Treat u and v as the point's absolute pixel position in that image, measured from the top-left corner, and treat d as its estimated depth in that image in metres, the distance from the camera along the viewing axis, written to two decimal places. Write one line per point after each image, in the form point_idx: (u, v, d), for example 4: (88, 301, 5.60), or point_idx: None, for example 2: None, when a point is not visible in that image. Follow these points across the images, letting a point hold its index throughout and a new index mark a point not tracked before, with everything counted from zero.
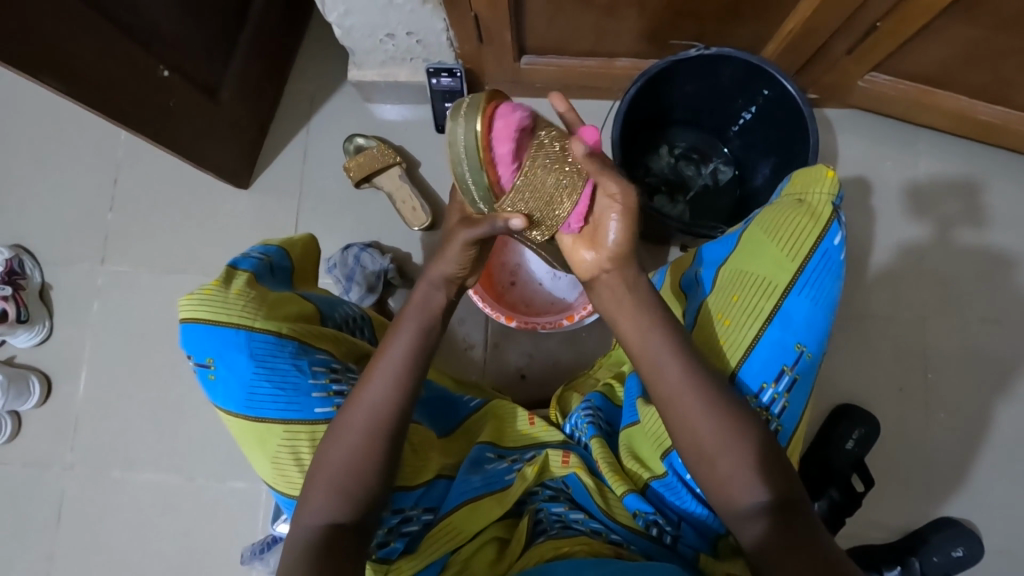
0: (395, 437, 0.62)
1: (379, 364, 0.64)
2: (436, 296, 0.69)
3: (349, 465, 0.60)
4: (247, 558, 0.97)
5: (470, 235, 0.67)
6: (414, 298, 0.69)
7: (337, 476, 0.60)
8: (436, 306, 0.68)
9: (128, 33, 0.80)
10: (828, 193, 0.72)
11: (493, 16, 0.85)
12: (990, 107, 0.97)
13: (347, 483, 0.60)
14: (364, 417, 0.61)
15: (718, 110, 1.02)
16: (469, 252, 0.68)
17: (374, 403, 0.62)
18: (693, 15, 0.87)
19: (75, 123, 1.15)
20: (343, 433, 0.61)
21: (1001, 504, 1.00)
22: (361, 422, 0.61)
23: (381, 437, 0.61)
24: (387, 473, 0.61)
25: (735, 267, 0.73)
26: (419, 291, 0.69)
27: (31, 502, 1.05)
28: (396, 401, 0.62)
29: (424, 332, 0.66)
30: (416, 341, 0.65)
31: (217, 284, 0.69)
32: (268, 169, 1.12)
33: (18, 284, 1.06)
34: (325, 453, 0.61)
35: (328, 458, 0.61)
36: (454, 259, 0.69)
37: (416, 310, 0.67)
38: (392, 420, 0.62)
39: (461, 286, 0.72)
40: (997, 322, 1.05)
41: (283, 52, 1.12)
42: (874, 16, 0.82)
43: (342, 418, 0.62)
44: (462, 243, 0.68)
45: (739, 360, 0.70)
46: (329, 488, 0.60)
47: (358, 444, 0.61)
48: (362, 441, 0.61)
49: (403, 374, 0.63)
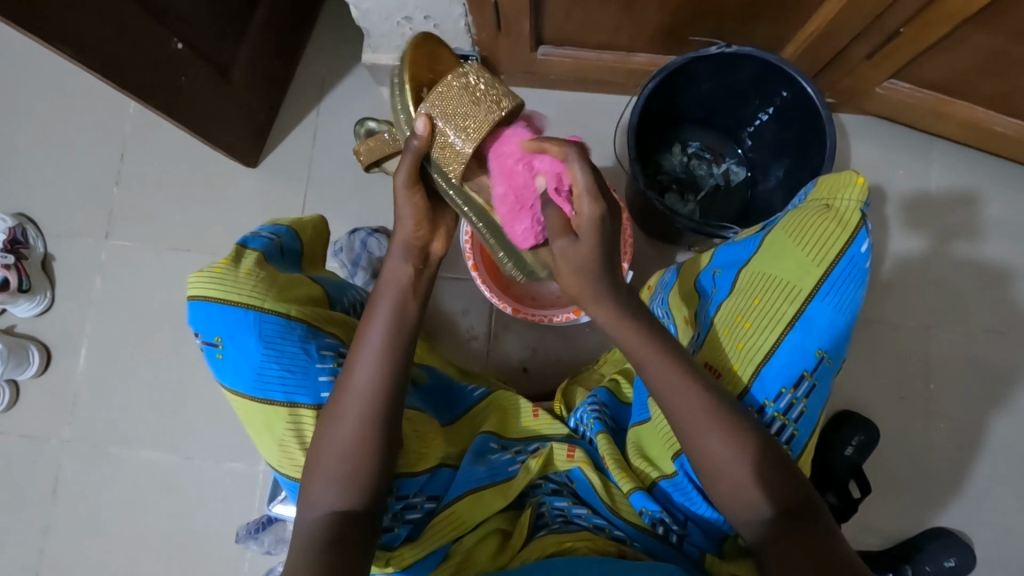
0: (391, 424, 0.62)
1: (362, 349, 0.63)
2: (406, 267, 0.68)
3: (347, 450, 0.60)
4: (241, 539, 0.96)
5: (403, 180, 0.65)
6: (388, 276, 0.68)
7: (337, 463, 0.60)
8: (408, 281, 0.67)
9: (143, 5, 0.79)
10: (857, 200, 0.72)
11: (513, 4, 0.84)
12: (1007, 118, 0.96)
13: (348, 469, 0.59)
14: (356, 405, 0.61)
15: (734, 110, 1.01)
16: (415, 200, 0.67)
17: (361, 390, 0.61)
18: (714, 13, 0.86)
19: (83, 94, 1.14)
20: (336, 423, 0.61)
21: (996, 515, 1.00)
22: (353, 411, 0.61)
23: (373, 425, 0.61)
24: (385, 461, 0.61)
25: (759, 270, 0.74)
26: (389, 266, 0.68)
27: (26, 474, 1.04)
28: (385, 391, 0.62)
29: (401, 311, 0.65)
30: (395, 322, 0.64)
31: (226, 262, 0.68)
32: (277, 149, 1.11)
33: (20, 255, 1.05)
34: (323, 440, 0.61)
35: (329, 444, 0.60)
36: (405, 215, 0.68)
37: (391, 288, 0.66)
38: (384, 410, 0.61)
39: (427, 253, 0.70)
40: (1000, 334, 1.05)
41: (297, 32, 1.11)
42: (896, 22, 0.82)
43: (333, 406, 0.62)
44: (403, 194, 0.66)
45: (759, 364, 0.70)
46: (327, 479, 0.59)
47: (350, 432, 0.60)
48: (355, 429, 0.60)
49: (389, 361, 0.63)
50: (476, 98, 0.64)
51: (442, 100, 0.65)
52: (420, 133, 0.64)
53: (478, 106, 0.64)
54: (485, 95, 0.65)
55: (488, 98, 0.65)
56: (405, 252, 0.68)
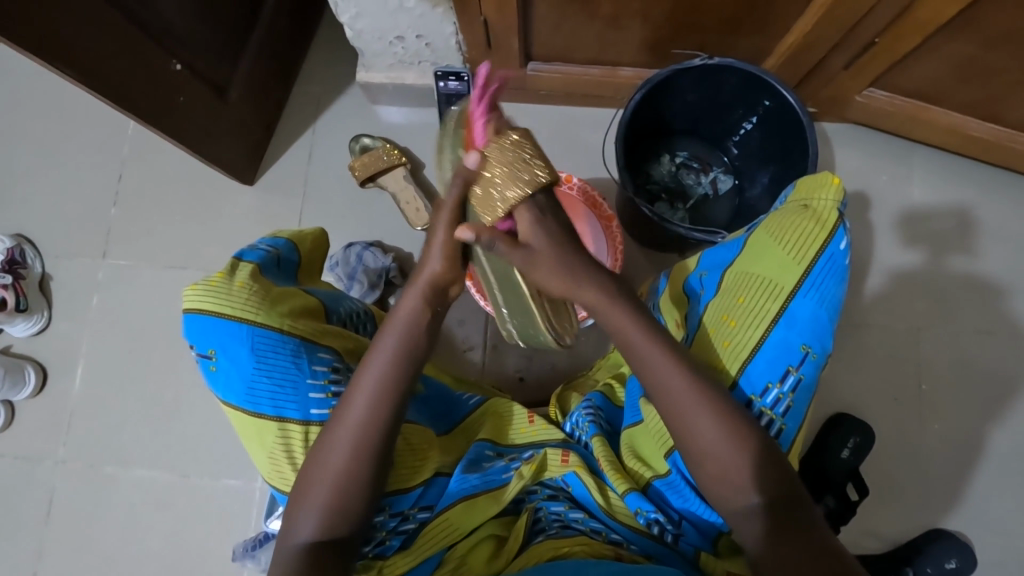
0: (382, 448, 0.62)
1: (361, 379, 0.63)
2: (423, 307, 0.64)
3: (335, 474, 0.60)
4: (239, 557, 0.95)
5: (445, 220, 0.62)
6: (400, 309, 0.65)
7: (325, 488, 0.60)
8: (422, 321, 0.64)
9: (143, 27, 0.81)
10: (833, 200, 0.73)
11: (502, 21, 0.86)
12: (983, 124, 0.99)
13: (335, 494, 0.60)
14: (347, 437, 0.61)
15: (720, 121, 1.04)
16: (452, 242, 0.63)
17: (354, 423, 0.61)
18: (697, 26, 0.88)
19: (81, 116, 1.16)
20: (326, 453, 0.61)
21: (995, 518, 1.01)
22: (343, 441, 0.61)
23: (364, 457, 0.61)
24: (374, 486, 0.61)
25: (741, 270, 0.75)
26: (408, 301, 0.64)
27: (22, 496, 1.04)
28: (377, 425, 0.61)
29: (409, 348, 0.63)
30: (402, 352, 0.63)
31: (222, 276, 0.69)
32: (273, 166, 1.13)
33: (18, 275, 1.07)
34: (311, 468, 0.61)
35: (315, 471, 0.61)
36: (435, 252, 0.63)
37: (399, 323, 0.64)
38: (376, 444, 0.61)
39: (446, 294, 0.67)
40: (990, 336, 1.06)
41: (292, 53, 1.13)
42: (871, 33, 0.85)
43: (327, 437, 0.62)
44: (444, 228, 0.62)
45: (744, 361, 0.71)
46: (313, 506, 0.60)
47: (339, 465, 0.60)
48: (348, 460, 0.60)
49: (382, 402, 0.62)
50: (516, 158, 0.59)
51: (495, 147, 0.60)
52: (470, 167, 0.60)
53: (519, 172, 0.59)
54: (535, 162, 0.60)
55: (530, 159, 0.60)
56: (425, 292, 0.64)
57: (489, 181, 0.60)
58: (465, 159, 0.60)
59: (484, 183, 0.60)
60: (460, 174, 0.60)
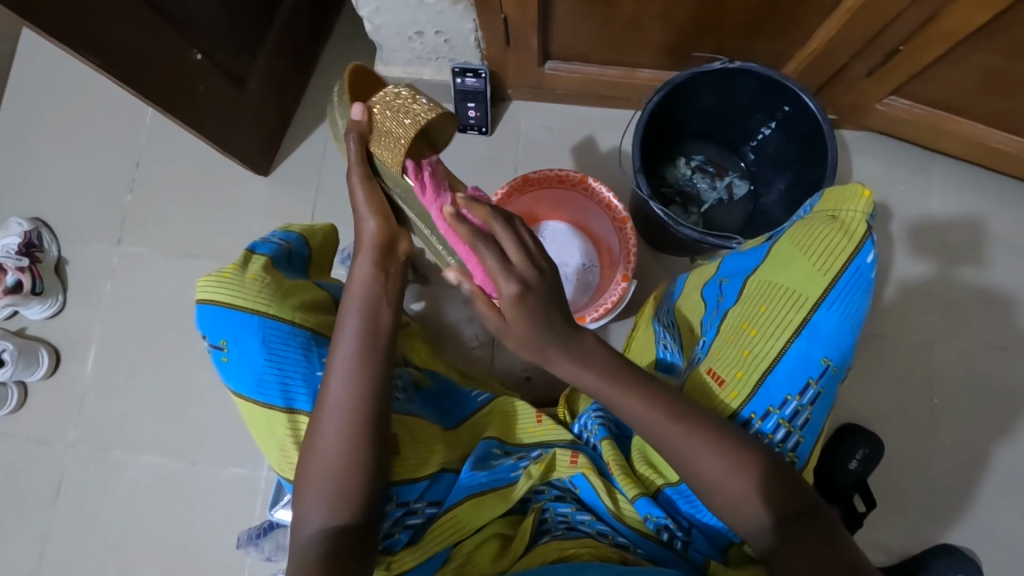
0: (376, 423, 0.62)
1: (337, 356, 0.63)
2: (376, 271, 0.66)
3: (332, 463, 0.60)
4: (243, 545, 0.95)
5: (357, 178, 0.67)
6: (355, 277, 0.66)
7: (327, 478, 0.59)
8: (377, 289, 0.65)
9: (164, 16, 0.81)
10: (863, 211, 0.72)
11: (521, 19, 0.86)
12: (1006, 136, 0.98)
13: (336, 481, 0.59)
14: (335, 416, 0.61)
15: (737, 125, 1.03)
16: (373, 193, 0.67)
17: (338, 404, 0.61)
18: (718, 29, 0.88)
19: (100, 103, 1.17)
20: (317, 439, 0.61)
21: (1003, 534, 1.00)
22: (335, 425, 0.61)
23: (359, 440, 0.60)
24: (375, 475, 0.61)
25: (764, 279, 0.75)
26: (361, 270, 0.66)
27: (31, 476, 1.05)
28: (361, 400, 0.61)
29: (371, 318, 0.64)
30: (365, 323, 0.64)
31: (233, 268, 0.69)
32: (288, 158, 1.13)
33: (35, 258, 1.07)
34: (308, 459, 0.61)
35: (313, 463, 0.60)
36: (364, 212, 0.67)
37: (359, 293, 0.65)
38: (365, 422, 0.61)
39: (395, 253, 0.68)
40: (1005, 351, 1.05)
41: (311, 46, 1.13)
42: (895, 40, 0.84)
43: (315, 425, 0.62)
44: (362, 185, 0.67)
45: (765, 370, 0.71)
46: (318, 497, 0.59)
47: (333, 449, 0.60)
48: (341, 442, 0.60)
49: (359, 374, 0.62)
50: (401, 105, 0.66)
51: (383, 98, 0.67)
52: (358, 118, 0.66)
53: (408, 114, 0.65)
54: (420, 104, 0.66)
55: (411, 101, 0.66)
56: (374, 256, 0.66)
57: (381, 129, 0.66)
58: (353, 116, 0.66)
59: (377, 132, 0.66)
60: (354, 128, 0.66)
